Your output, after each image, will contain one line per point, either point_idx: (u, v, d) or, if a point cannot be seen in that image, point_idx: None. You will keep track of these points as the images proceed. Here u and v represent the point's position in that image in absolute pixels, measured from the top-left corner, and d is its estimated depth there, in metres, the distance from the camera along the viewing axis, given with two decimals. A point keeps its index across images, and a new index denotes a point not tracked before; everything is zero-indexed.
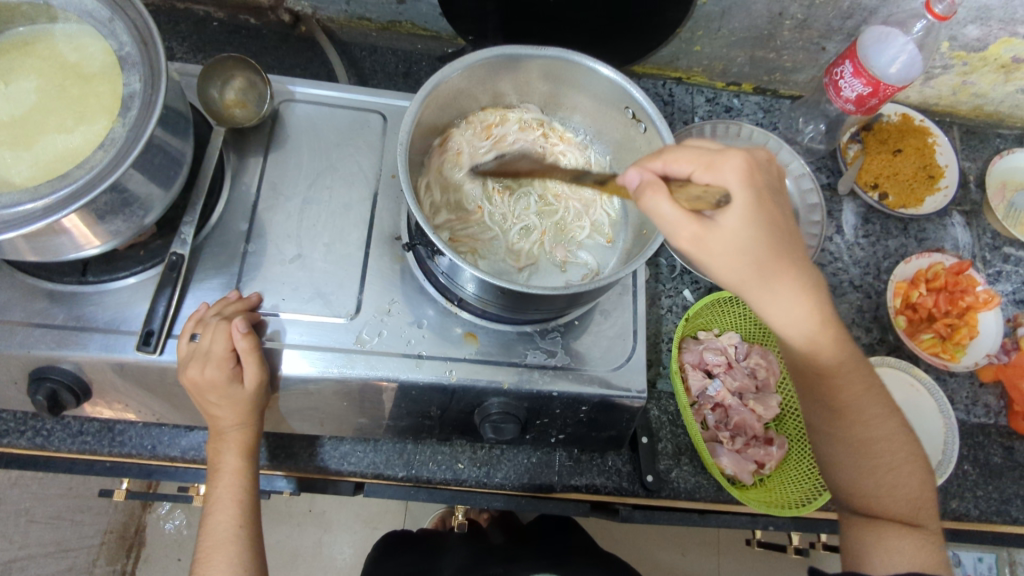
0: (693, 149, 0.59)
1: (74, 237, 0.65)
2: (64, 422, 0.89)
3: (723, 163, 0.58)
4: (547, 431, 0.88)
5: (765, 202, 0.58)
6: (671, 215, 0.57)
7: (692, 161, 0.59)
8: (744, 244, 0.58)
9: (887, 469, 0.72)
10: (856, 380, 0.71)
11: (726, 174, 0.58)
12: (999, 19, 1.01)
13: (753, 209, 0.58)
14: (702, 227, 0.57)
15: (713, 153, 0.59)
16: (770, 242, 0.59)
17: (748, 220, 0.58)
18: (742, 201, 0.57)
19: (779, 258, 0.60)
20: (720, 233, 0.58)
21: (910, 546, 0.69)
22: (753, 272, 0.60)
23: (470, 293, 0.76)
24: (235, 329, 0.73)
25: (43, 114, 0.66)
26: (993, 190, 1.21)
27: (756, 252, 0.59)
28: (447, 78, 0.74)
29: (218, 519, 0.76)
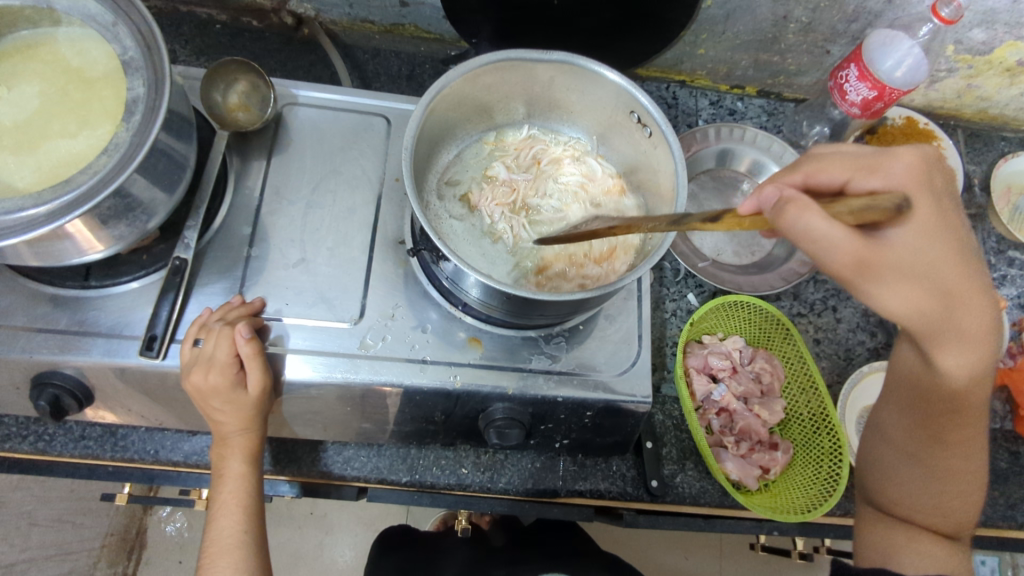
0: (847, 157, 0.62)
1: (78, 242, 0.64)
2: (66, 426, 0.88)
3: (892, 170, 0.61)
4: (551, 437, 0.87)
5: (942, 217, 0.59)
6: (841, 242, 0.53)
7: (847, 170, 0.62)
8: (918, 258, 0.57)
9: (955, 493, 0.74)
10: (979, 414, 0.70)
11: (894, 183, 0.60)
12: (1005, 22, 1.01)
13: (927, 223, 0.58)
14: (873, 242, 0.56)
15: (871, 161, 0.61)
16: (940, 255, 0.58)
17: (925, 234, 0.58)
18: (917, 215, 0.58)
19: (956, 274, 0.60)
20: (891, 251, 0.57)
21: (943, 553, 0.73)
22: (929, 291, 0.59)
23: (474, 299, 0.76)
24: (239, 334, 0.72)
25: (46, 119, 0.66)
26: (998, 193, 1.20)
27: (936, 270, 0.59)
28: (451, 83, 0.74)
29: (223, 525, 0.76)
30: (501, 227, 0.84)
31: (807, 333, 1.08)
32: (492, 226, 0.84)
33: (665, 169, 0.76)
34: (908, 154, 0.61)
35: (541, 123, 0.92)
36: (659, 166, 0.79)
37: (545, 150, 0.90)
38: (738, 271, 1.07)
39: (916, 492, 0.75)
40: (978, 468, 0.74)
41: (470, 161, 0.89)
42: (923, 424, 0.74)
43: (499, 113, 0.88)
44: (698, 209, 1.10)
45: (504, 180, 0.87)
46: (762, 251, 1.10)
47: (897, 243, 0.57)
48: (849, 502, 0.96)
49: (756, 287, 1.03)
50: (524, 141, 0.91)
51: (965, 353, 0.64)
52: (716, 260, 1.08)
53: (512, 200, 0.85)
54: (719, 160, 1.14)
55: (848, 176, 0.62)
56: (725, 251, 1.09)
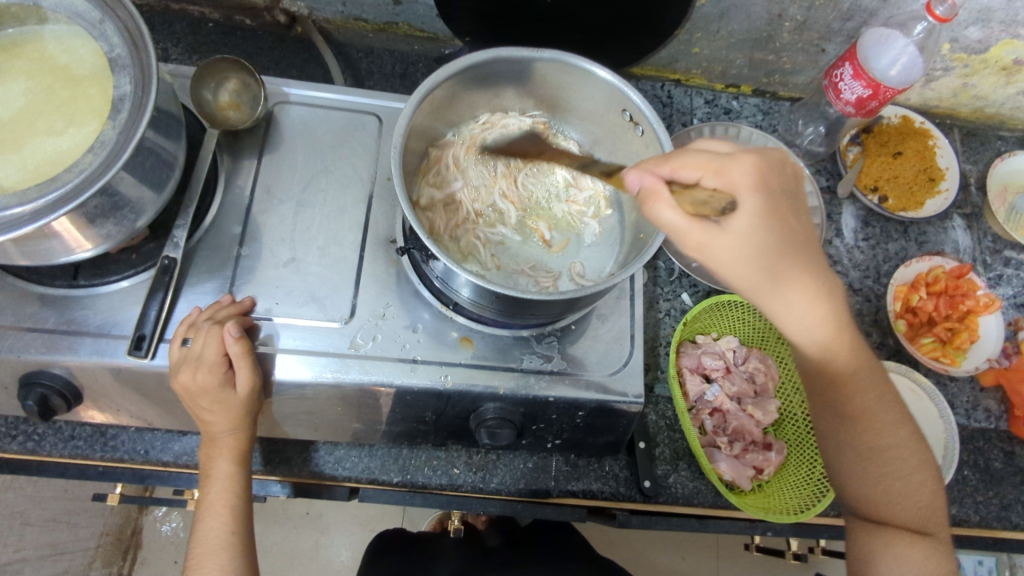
0: (700, 156, 0.60)
1: (65, 241, 0.64)
2: (56, 427, 0.88)
3: (734, 169, 0.59)
4: (543, 437, 0.87)
5: (775, 203, 0.59)
6: (677, 224, 0.58)
7: (700, 168, 0.59)
8: (751, 245, 0.58)
9: (895, 476, 0.73)
10: (868, 386, 0.72)
11: (735, 179, 0.59)
12: (1001, 21, 1.00)
13: (762, 211, 0.58)
14: (706, 230, 0.58)
15: (718, 162, 0.60)
16: (779, 241, 0.59)
17: (760, 224, 0.58)
18: (751, 207, 0.58)
19: (792, 260, 0.60)
20: (728, 238, 0.58)
21: (921, 556, 0.70)
22: (764, 274, 0.60)
23: (465, 298, 0.75)
24: (228, 333, 0.72)
25: (32, 118, 0.65)
26: (995, 193, 1.20)
27: (770, 256, 0.59)
28: (440, 81, 0.73)
29: (210, 525, 0.76)
30: (482, 228, 0.84)
31: None
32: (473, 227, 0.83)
33: None
34: (748, 159, 0.59)
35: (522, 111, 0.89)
36: None
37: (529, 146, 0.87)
38: None
39: (869, 488, 0.74)
40: (905, 446, 0.73)
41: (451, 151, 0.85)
42: (825, 406, 0.75)
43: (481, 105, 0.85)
44: None
45: (486, 179, 0.86)
46: None
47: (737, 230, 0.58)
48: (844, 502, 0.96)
49: None
50: (506, 132, 0.87)
51: (818, 323, 0.65)
52: None
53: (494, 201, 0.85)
54: None
55: (696, 174, 0.59)
56: None
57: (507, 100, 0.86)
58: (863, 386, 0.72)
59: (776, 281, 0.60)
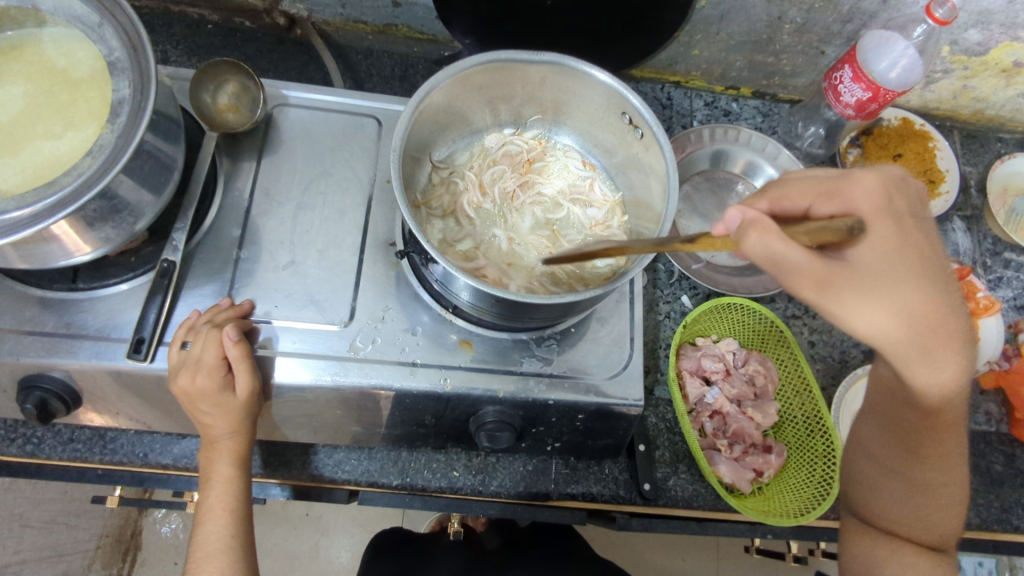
0: (805, 183, 0.63)
1: (64, 245, 0.64)
2: (55, 429, 0.88)
3: (851, 192, 0.60)
4: (543, 440, 0.87)
5: (903, 231, 0.59)
6: (801, 265, 0.52)
7: (807, 195, 0.62)
8: (883, 274, 0.56)
9: (937, 505, 0.71)
10: (955, 430, 0.68)
11: (856, 203, 0.60)
12: (1000, 23, 1.00)
13: (889, 239, 0.58)
14: (832, 263, 0.55)
15: (829, 187, 0.61)
16: (909, 273, 0.57)
17: (886, 253, 0.57)
18: (875, 235, 0.58)
19: (923, 294, 0.57)
20: (858, 269, 0.56)
21: (927, 566, 0.70)
22: (898, 312, 0.57)
23: (464, 302, 0.75)
24: (227, 337, 0.72)
25: (30, 121, 0.65)
26: (995, 195, 1.20)
27: (900, 287, 0.56)
28: (440, 84, 0.73)
29: (209, 529, 0.75)
30: (493, 240, 0.84)
31: (802, 336, 1.08)
32: (484, 239, 0.84)
33: (657, 172, 0.76)
34: (869, 177, 0.60)
35: (518, 123, 0.91)
36: (649, 167, 0.79)
37: (527, 158, 0.89)
38: (733, 273, 1.07)
39: (894, 506, 0.73)
40: (960, 482, 0.71)
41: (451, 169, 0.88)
42: (900, 440, 0.71)
43: (478, 117, 0.87)
44: (691, 211, 1.10)
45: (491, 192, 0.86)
46: None
47: (863, 261, 0.57)
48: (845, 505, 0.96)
49: (750, 291, 1.03)
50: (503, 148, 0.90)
51: (948, 375, 0.60)
52: (711, 262, 1.07)
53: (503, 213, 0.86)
54: (713, 160, 1.13)
55: (810, 202, 0.62)
56: (720, 253, 1.08)
57: (505, 109, 0.88)
58: (954, 430, 0.68)
59: (908, 318, 0.57)
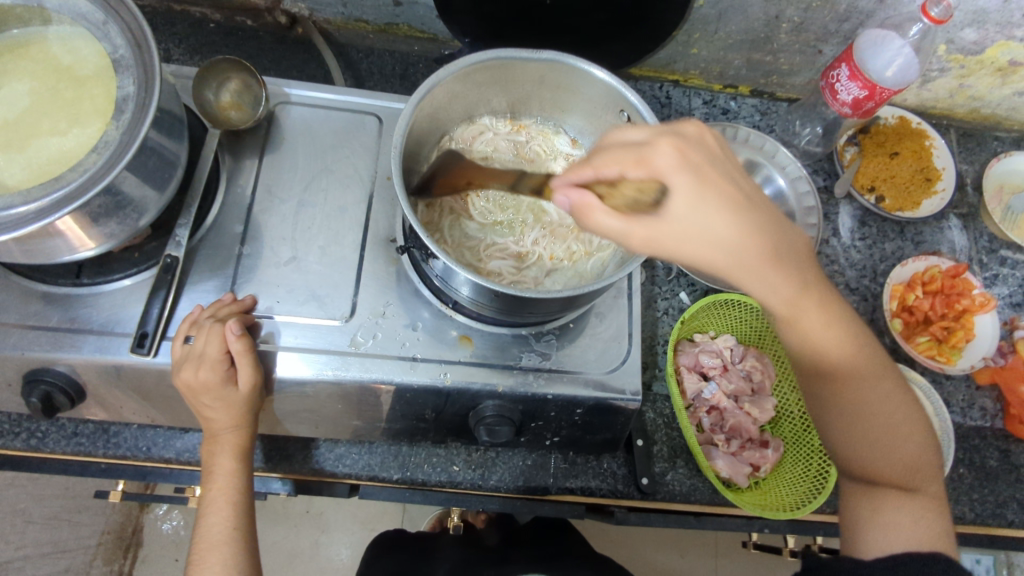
0: (618, 150, 0.55)
1: (70, 240, 0.65)
2: (59, 424, 0.89)
3: (655, 156, 0.54)
4: (542, 434, 0.87)
5: (708, 181, 0.54)
6: (619, 227, 0.54)
7: (620, 160, 0.54)
8: (699, 231, 0.54)
9: (884, 435, 0.69)
10: (843, 358, 0.67)
11: (660, 166, 0.54)
12: (996, 22, 1.01)
13: (696, 193, 0.54)
14: (647, 226, 0.54)
15: (636, 151, 0.54)
16: (725, 223, 0.54)
17: (700, 207, 0.54)
18: (688, 193, 0.54)
19: (749, 238, 0.56)
20: (677, 228, 0.54)
21: (907, 517, 0.66)
22: (727, 263, 0.56)
23: (464, 297, 0.76)
24: (229, 331, 0.72)
25: (36, 117, 0.66)
26: (990, 193, 1.21)
27: (721, 240, 0.54)
28: (440, 82, 0.74)
29: (213, 521, 0.76)
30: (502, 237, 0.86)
31: None
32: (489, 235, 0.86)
33: None
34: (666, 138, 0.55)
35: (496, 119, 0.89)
36: None
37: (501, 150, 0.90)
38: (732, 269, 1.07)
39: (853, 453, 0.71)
40: (894, 406, 0.70)
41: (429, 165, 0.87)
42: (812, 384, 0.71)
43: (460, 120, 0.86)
44: None
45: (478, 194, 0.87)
46: None
47: (676, 218, 0.54)
48: (841, 500, 0.97)
49: None
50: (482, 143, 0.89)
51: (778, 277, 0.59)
52: None
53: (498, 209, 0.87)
54: None
55: (619, 165, 0.54)
56: None
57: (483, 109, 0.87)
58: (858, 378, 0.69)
59: (740, 267, 0.56)
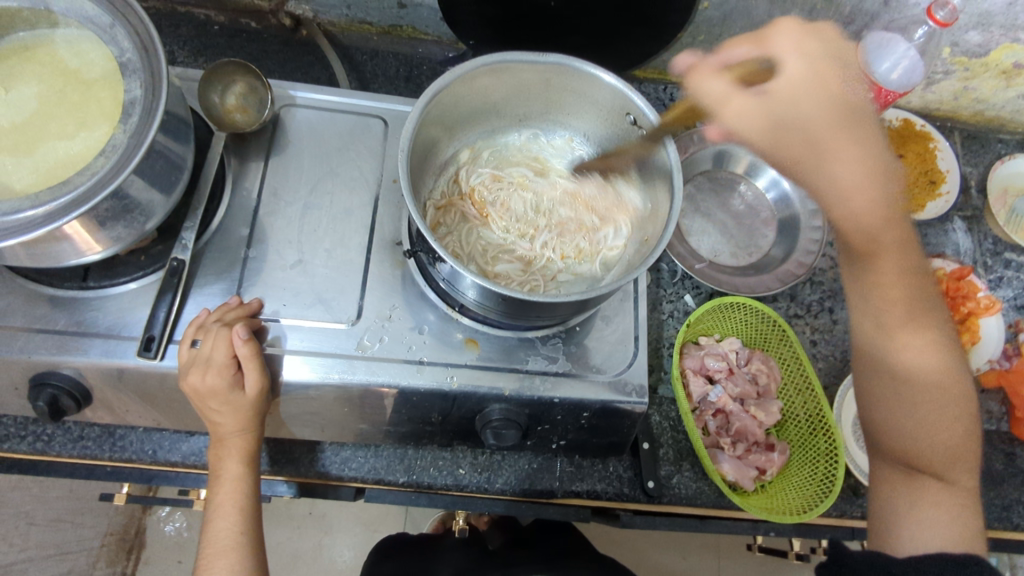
0: (746, 38, 0.71)
1: (76, 244, 0.65)
2: (65, 427, 0.89)
3: (779, 43, 0.69)
4: (548, 438, 0.87)
5: (822, 74, 0.68)
6: (717, 91, 0.67)
7: (746, 45, 0.70)
8: (795, 99, 0.67)
9: (928, 414, 0.70)
10: (917, 309, 0.71)
11: (778, 47, 0.69)
12: (1000, 24, 1.01)
13: (805, 73, 0.68)
14: (746, 93, 0.67)
15: (759, 38, 0.71)
16: (823, 109, 0.67)
17: (803, 86, 0.67)
18: (792, 74, 0.68)
19: (834, 130, 0.68)
20: (773, 98, 0.67)
21: (943, 507, 0.67)
22: (807, 140, 0.68)
23: (470, 300, 0.76)
24: (237, 335, 0.72)
25: (43, 120, 0.66)
26: (995, 195, 1.20)
27: (807, 117, 0.67)
28: (447, 86, 0.74)
29: (219, 526, 0.76)
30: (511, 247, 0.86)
31: (804, 335, 1.09)
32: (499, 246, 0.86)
33: (661, 170, 0.76)
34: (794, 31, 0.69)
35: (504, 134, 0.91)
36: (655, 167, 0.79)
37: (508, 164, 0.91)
38: (737, 273, 1.07)
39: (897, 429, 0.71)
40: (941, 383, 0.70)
41: (447, 182, 0.89)
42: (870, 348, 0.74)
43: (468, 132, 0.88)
44: (693, 211, 1.12)
45: (498, 208, 0.87)
46: (758, 252, 1.10)
47: (780, 94, 0.67)
48: (847, 505, 0.97)
49: (753, 290, 1.03)
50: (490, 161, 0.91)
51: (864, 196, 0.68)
52: (716, 260, 1.09)
53: (514, 222, 0.87)
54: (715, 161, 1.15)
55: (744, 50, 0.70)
56: (723, 253, 1.10)
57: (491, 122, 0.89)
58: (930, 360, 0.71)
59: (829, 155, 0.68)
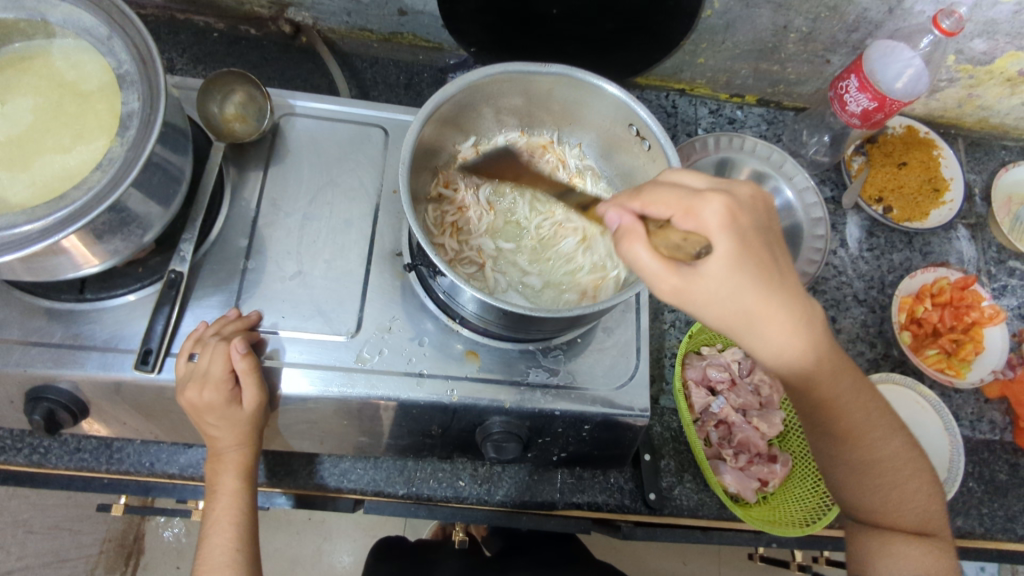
0: (671, 189, 0.54)
1: (74, 257, 0.64)
2: (62, 439, 0.88)
3: (704, 206, 0.53)
4: (549, 450, 0.87)
5: (749, 246, 0.54)
6: (653, 266, 0.53)
7: (671, 204, 0.53)
8: (726, 293, 0.54)
9: (891, 485, 0.71)
10: (855, 408, 0.68)
11: (706, 220, 0.52)
12: (1006, 33, 1.00)
13: (737, 254, 0.53)
14: (681, 275, 0.54)
15: (690, 197, 0.53)
16: (763, 290, 0.55)
17: (733, 268, 0.53)
18: (731, 251, 0.53)
19: (779, 298, 0.56)
20: (703, 282, 0.54)
21: (918, 552, 0.70)
22: (747, 321, 0.57)
23: (470, 312, 0.75)
24: (235, 350, 0.72)
25: (39, 134, 0.65)
26: (999, 203, 1.19)
27: (739, 298, 0.55)
28: (449, 95, 0.73)
29: (215, 542, 0.75)
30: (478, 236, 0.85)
31: None
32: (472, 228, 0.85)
33: None
34: (715, 198, 0.53)
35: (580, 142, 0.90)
36: (658, 179, 0.78)
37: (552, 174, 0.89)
38: None
39: (866, 499, 0.72)
40: (900, 457, 0.71)
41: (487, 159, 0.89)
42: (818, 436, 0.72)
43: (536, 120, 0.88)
44: None
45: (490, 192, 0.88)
46: None
47: (712, 277, 0.54)
48: None
49: None
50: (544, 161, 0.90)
51: (796, 348, 0.60)
52: None
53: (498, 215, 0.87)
54: (718, 169, 1.12)
55: (668, 210, 0.54)
56: None
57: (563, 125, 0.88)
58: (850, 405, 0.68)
59: (768, 328, 0.57)
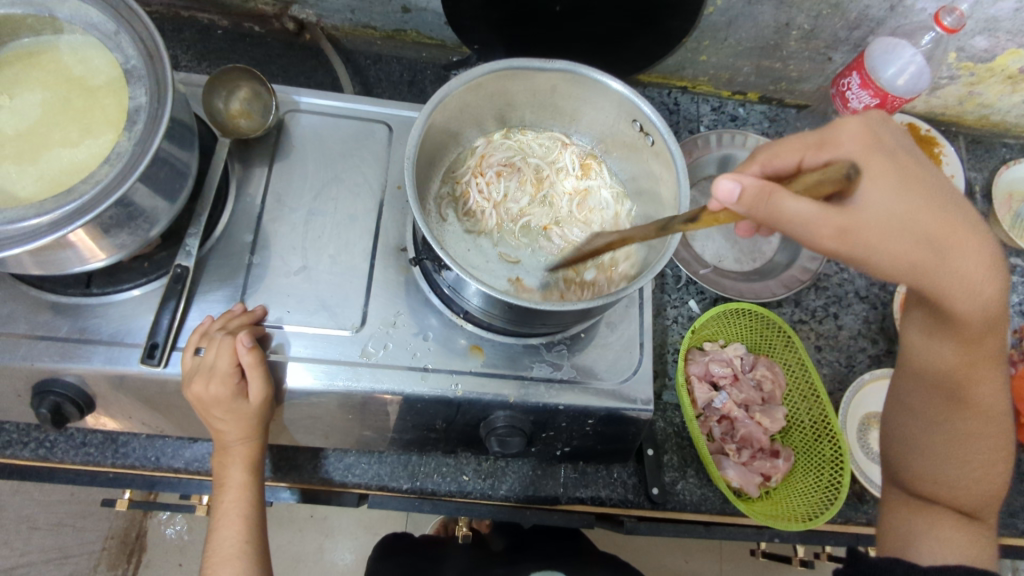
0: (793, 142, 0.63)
1: (81, 251, 0.64)
2: (68, 433, 0.88)
3: (840, 138, 0.60)
4: (552, 444, 0.87)
5: (905, 173, 0.59)
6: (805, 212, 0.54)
7: (796, 151, 0.62)
8: (893, 215, 0.56)
9: (980, 465, 0.71)
10: (986, 374, 0.69)
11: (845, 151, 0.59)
12: (1007, 30, 1.00)
13: (892, 184, 0.57)
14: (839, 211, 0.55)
15: (819, 138, 0.62)
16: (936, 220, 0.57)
17: (889, 189, 0.57)
18: (875, 172, 0.57)
19: (954, 233, 0.58)
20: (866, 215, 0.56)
21: (963, 541, 0.69)
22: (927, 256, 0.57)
23: (475, 307, 0.75)
24: (241, 344, 0.72)
25: (47, 128, 0.66)
26: (999, 200, 1.20)
27: (909, 224, 0.57)
28: (453, 91, 0.73)
29: (225, 535, 0.76)
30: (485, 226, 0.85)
31: (809, 341, 1.09)
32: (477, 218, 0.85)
33: (668, 179, 0.76)
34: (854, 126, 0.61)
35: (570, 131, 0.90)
36: (660, 175, 0.79)
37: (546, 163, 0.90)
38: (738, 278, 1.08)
39: (938, 469, 0.73)
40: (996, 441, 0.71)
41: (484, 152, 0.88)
42: (930, 398, 0.73)
43: (529, 113, 0.88)
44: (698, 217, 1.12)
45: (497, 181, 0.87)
46: (763, 258, 1.11)
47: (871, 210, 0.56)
48: (852, 510, 0.96)
49: (757, 295, 1.05)
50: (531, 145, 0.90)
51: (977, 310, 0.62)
52: (719, 267, 1.09)
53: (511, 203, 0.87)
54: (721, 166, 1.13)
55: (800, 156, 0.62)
56: (726, 257, 1.10)
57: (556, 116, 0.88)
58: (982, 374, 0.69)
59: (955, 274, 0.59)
